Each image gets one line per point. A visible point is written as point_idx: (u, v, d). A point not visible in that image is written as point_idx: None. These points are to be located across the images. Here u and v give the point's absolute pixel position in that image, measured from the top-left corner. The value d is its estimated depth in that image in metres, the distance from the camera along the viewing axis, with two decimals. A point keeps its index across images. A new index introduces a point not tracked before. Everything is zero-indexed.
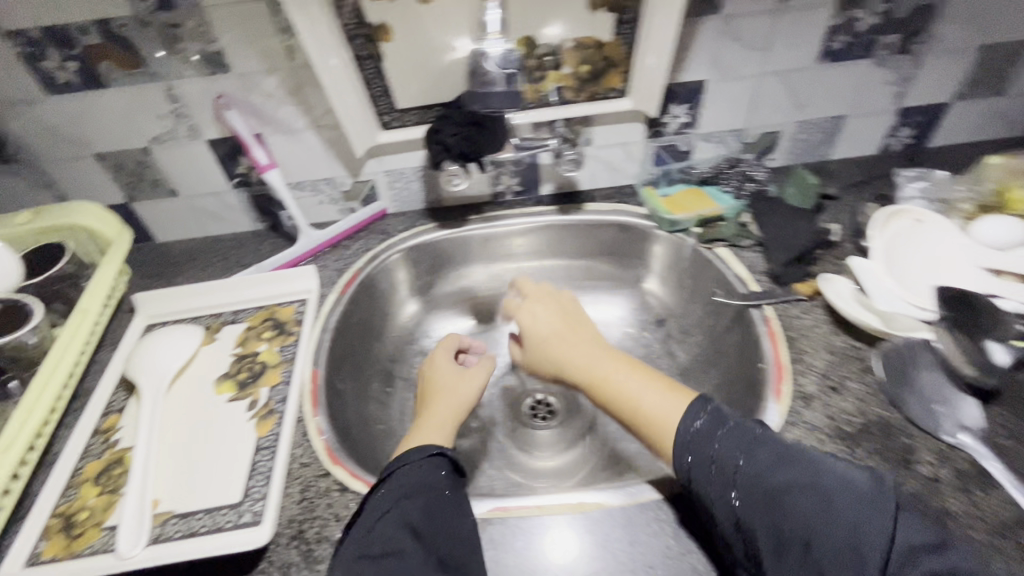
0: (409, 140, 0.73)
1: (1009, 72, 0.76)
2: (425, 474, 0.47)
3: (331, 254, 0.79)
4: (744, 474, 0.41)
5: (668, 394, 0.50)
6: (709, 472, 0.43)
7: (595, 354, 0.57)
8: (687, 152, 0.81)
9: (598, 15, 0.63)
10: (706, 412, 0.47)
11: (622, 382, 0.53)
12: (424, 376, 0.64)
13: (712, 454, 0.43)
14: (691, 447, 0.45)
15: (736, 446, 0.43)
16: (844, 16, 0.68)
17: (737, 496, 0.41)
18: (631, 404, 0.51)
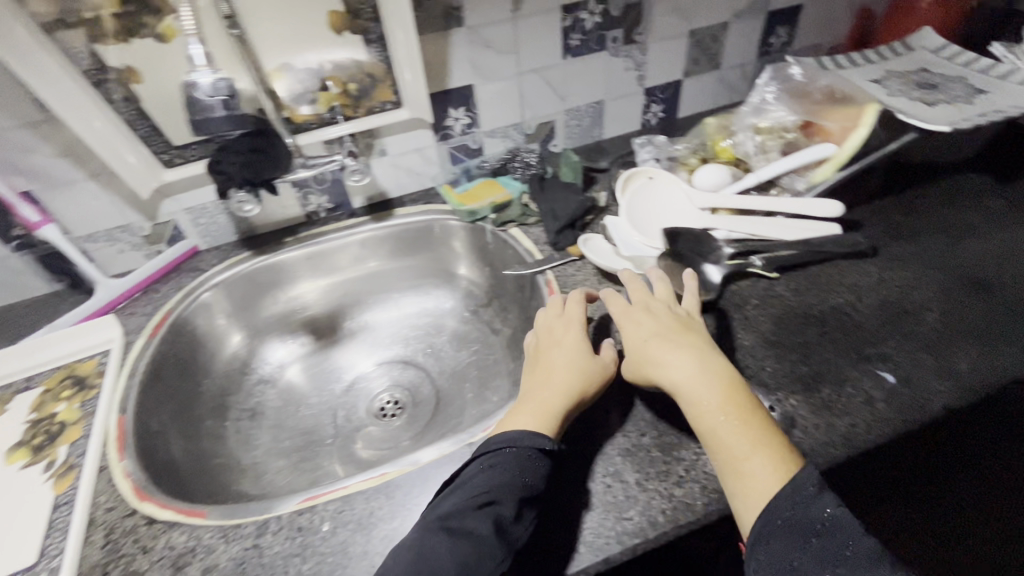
0: (195, 175, 0.74)
1: (718, 50, 0.94)
2: (514, 464, 0.47)
3: (141, 302, 0.78)
4: None
5: (775, 456, 0.44)
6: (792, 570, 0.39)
7: (707, 383, 0.49)
8: (479, 149, 0.91)
9: (346, 38, 0.69)
10: (805, 486, 0.42)
11: (720, 426, 0.46)
12: (560, 343, 0.58)
13: (793, 527, 0.41)
14: (775, 513, 0.41)
15: (831, 534, 0.40)
16: (570, 18, 0.80)
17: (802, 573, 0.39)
18: (730, 452, 0.45)
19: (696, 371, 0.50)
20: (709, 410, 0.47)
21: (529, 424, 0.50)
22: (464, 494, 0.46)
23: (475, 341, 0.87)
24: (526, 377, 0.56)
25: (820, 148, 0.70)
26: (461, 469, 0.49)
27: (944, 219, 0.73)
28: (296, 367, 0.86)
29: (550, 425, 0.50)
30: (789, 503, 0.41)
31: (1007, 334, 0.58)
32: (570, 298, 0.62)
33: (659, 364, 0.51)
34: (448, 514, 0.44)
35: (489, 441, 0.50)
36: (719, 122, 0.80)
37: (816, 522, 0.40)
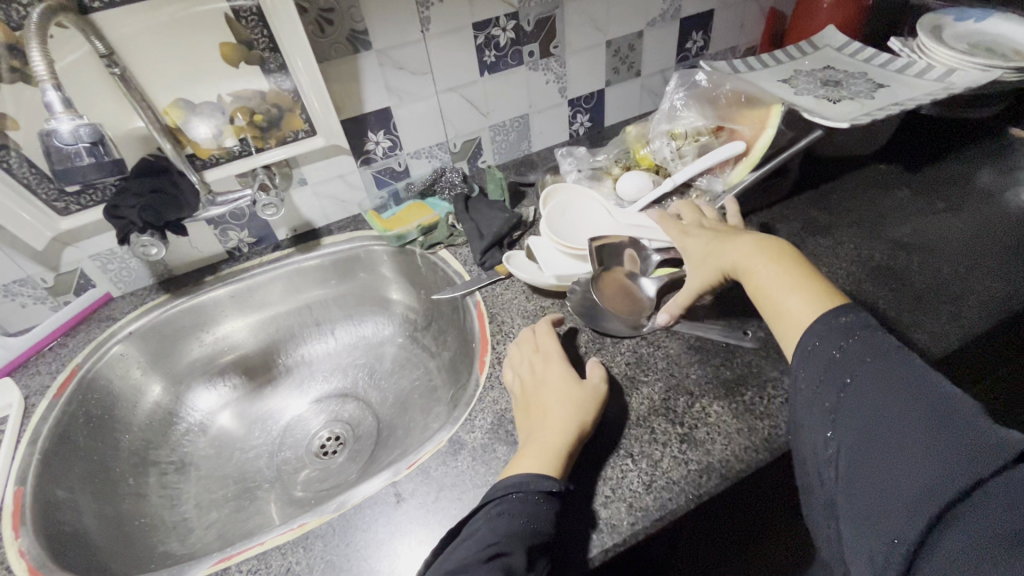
0: (94, 221, 0.70)
1: (637, 57, 0.95)
2: (519, 510, 0.44)
3: (47, 358, 0.73)
4: (847, 394, 0.39)
5: (816, 296, 0.46)
6: (815, 384, 0.41)
7: (752, 250, 0.52)
8: (405, 171, 0.89)
9: (244, 69, 0.67)
10: (855, 331, 0.41)
11: (763, 277, 0.50)
12: (540, 383, 0.56)
13: (834, 364, 0.40)
14: (815, 353, 0.42)
15: (871, 373, 0.38)
16: (483, 35, 0.80)
17: (842, 413, 0.39)
18: (772, 297, 0.48)
19: (737, 247, 0.53)
20: (755, 269, 0.51)
21: (534, 466, 0.47)
22: (471, 546, 0.42)
23: (415, 367, 0.85)
24: (521, 423, 0.54)
25: (731, 146, 0.71)
26: (466, 521, 0.45)
27: (857, 211, 0.75)
28: (227, 412, 0.82)
29: (556, 461, 0.48)
30: (835, 347, 0.41)
31: (916, 321, 0.60)
32: (539, 336, 0.61)
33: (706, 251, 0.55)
34: (456, 568, 0.40)
35: (493, 489, 0.47)
36: (638, 130, 0.81)
37: (862, 364, 0.39)
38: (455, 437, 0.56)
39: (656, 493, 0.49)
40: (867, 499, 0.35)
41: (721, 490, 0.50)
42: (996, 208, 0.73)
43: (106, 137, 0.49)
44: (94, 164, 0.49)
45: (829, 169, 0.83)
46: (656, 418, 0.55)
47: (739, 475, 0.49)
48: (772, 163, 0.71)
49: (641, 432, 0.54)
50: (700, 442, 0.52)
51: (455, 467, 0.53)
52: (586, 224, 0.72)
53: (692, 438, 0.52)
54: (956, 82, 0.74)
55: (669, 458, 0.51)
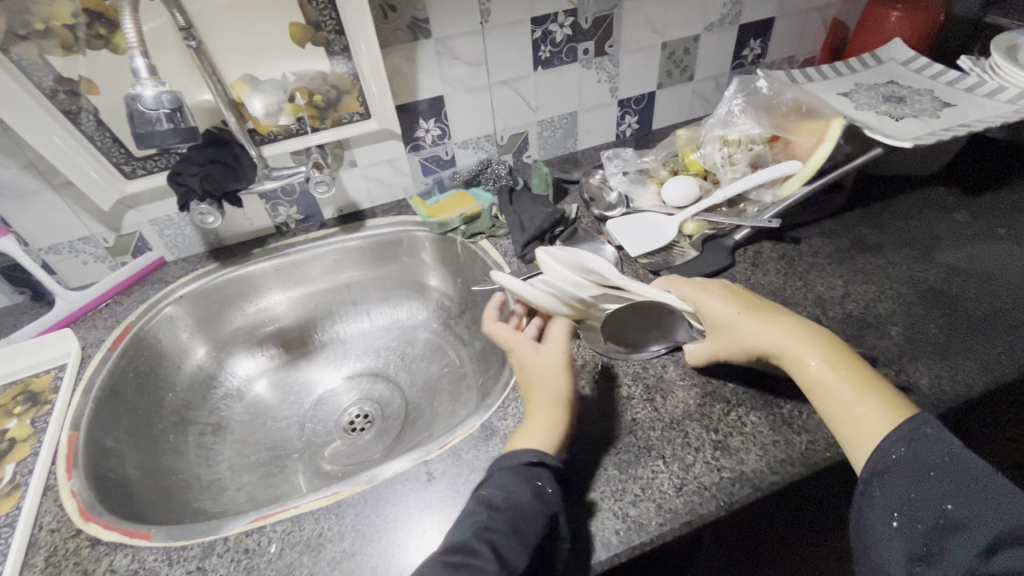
0: (156, 187, 0.73)
1: (691, 62, 0.94)
2: (516, 485, 0.45)
3: (103, 315, 0.77)
4: (950, 518, 0.37)
5: (881, 403, 0.44)
6: (908, 505, 0.39)
7: (802, 338, 0.49)
8: (451, 160, 0.90)
9: (309, 50, 0.69)
10: (936, 446, 0.40)
11: (821, 373, 0.47)
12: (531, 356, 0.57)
13: (926, 484, 0.38)
14: (902, 471, 0.40)
15: (971, 497, 0.36)
16: (539, 30, 0.80)
17: (941, 540, 0.36)
18: (835, 399, 0.46)
19: (785, 331, 0.50)
20: (810, 363, 0.48)
21: (523, 438, 0.49)
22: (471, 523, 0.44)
23: (446, 354, 0.86)
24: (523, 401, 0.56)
25: (786, 164, 0.71)
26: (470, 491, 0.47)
27: (911, 232, 0.73)
28: (264, 381, 0.85)
29: (545, 435, 0.50)
30: (921, 464, 0.39)
31: (969, 349, 0.58)
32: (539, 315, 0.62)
33: (745, 327, 0.52)
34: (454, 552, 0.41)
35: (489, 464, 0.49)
36: (689, 134, 0.80)
37: (957, 488, 0.37)
38: (488, 423, 0.57)
39: (686, 496, 0.49)
40: None
41: (753, 501, 0.49)
42: None
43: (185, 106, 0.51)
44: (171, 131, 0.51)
45: (885, 187, 0.81)
46: (690, 422, 0.54)
47: (771, 487, 0.49)
48: (827, 177, 0.70)
49: (673, 436, 0.53)
50: (734, 450, 0.52)
51: (486, 451, 0.54)
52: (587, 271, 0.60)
53: (727, 446, 0.52)
54: None
55: (702, 464, 0.51)
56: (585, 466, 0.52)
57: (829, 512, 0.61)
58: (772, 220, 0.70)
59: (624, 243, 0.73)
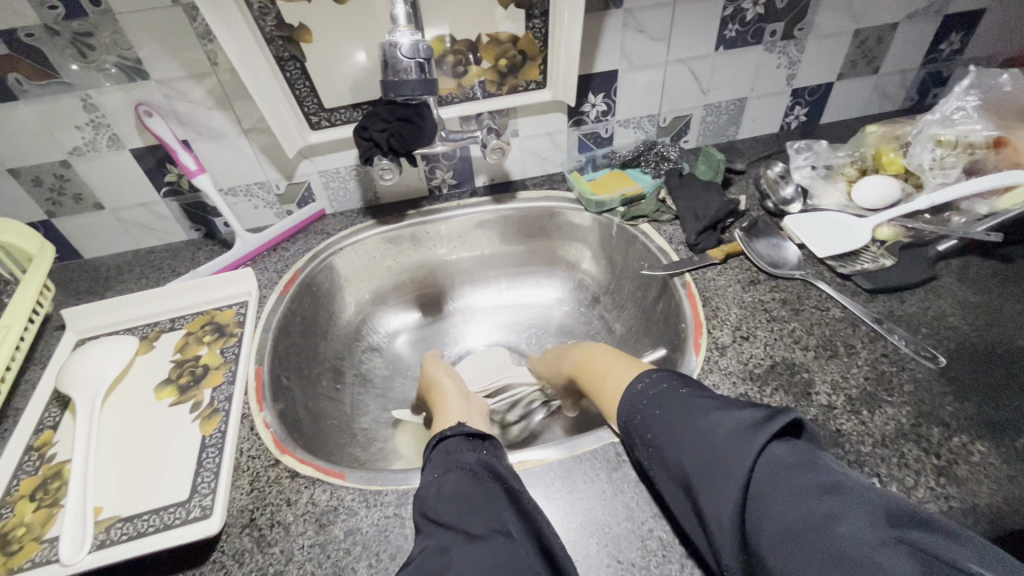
0: (337, 139, 0.75)
1: (881, 52, 0.86)
2: (448, 471, 0.47)
3: (271, 258, 0.80)
4: (657, 422, 0.45)
5: (630, 368, 0.55)
6: (636, 421, 0.48)
7: (586, 350, 0.65)
8: (609, 138, 0.87)
9: (507, 11, 0.68)
10: (663, 383, 0.48)
11: (598, 365, 0.60)
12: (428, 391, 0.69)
13: (646, 405, 0.48)
14: (633, 417, 0.48)
15: (670, 410, 0.45)
16: (732, 8, 0.75)
17: (658, 446, 0.45)
18: (601, 379, 0.58)
19: (581, 350, 0.66)
20: (593, 362, 0.62)
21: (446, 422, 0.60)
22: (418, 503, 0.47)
23: (585, 335, 0.85)
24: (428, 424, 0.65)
25: (1011, 173, 0.64)
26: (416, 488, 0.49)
27: None
28: (404, 339, 0.88)
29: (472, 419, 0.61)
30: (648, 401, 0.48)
31: None
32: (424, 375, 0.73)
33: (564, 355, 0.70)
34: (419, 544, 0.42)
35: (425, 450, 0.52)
36: (885, 131, 0.73)
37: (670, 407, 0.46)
38: None
39: None
40: (702, 499, 0.39)
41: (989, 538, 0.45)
42: None
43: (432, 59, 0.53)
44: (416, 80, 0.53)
45: None
46: (904, 442, 0.50)
47: (1013, 527, 0.44)
48: None
49: (887, 454, 0.49)
50: (962, 479, 0.47)
51: None
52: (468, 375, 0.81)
53: (953, 474, 0.48)
54: None
55: (925, 489, 0.47)
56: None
57: None
58: (988, 233, 0.64)
59: (811, 243, 0.68)
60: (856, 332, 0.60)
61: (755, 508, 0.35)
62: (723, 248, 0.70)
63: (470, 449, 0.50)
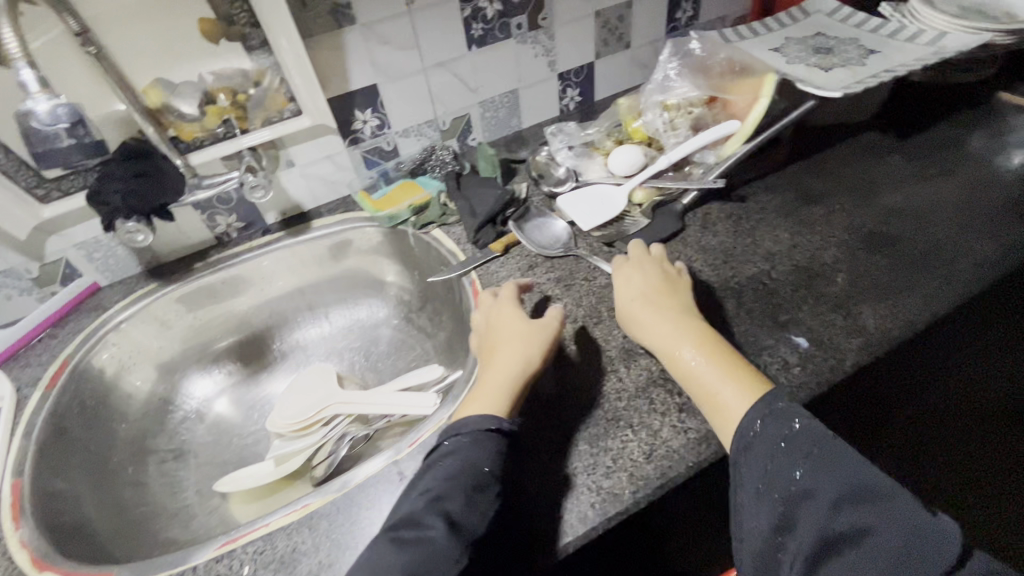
0: (77, 208, 0.68)
1: (626, 28, 0.93)
2: (479, 460, 0.47)
3: (36, 351, 0.72)
4: (799, 486, 0.41)
5: (744, 388, 0.48)
6: (768, 470, 0.43)
7: (670, 332, 0.53)
8: (394, 150, 0.87)
9: (223, 46, 0.65)
10: (795, 433, 0.44)
11: (690, 366, 0.51)
12: (492, 333, 0.57)
13: (779, 456, 0.43)
14: (768, 450, 0.44)
15: (815, 474, 0.41)
16: (469, 8, 0.77)
17: (794, 507, 0.40)
18: (704, 389, 0.50)
19: (667, 325, 0.54)
20: (685, 354, 0.52)
21: (483, 408, 0.50)
22: (416, 495, 0.46)
23: (412, 348, 0.86)
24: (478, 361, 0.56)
25: (725, 125, 0.72)
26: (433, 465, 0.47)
27: (848, 180, 0.75)
28: (224, 398, 0.82)
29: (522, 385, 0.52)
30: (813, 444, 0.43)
31: (910, 288, 0.60)
32: (507, 324, 0.57)
33: (644, 305, 0.56)
34: (405, 518, 0.44)
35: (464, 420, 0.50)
36: (629, 102, 0.79)
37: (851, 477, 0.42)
38: (455, 414, 0.56)
39: (656, 461, 0.50)
40: None
41: (721, 456, 0.50)
42: (989, 172, 0.73)
43: (84, 117, 0.53)
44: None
45: (825, 135, 0.82)
46: (654, 388, 0.55)
47: None
48: (766, 133, 0.70)
49: (640, 403, 0.54)
50: (698, 410, 0.53)
51: None
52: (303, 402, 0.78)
53: (691, 407, 0.53)
54: (948, 46, 0.74)
55: (669, 427, 0.52)
56: (557, 448, 0.52)
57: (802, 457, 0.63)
58: (716, 181, 0.70)
59: (577, 219, 0.72)
60: None
61: None
62: (502, 240, 0.73)
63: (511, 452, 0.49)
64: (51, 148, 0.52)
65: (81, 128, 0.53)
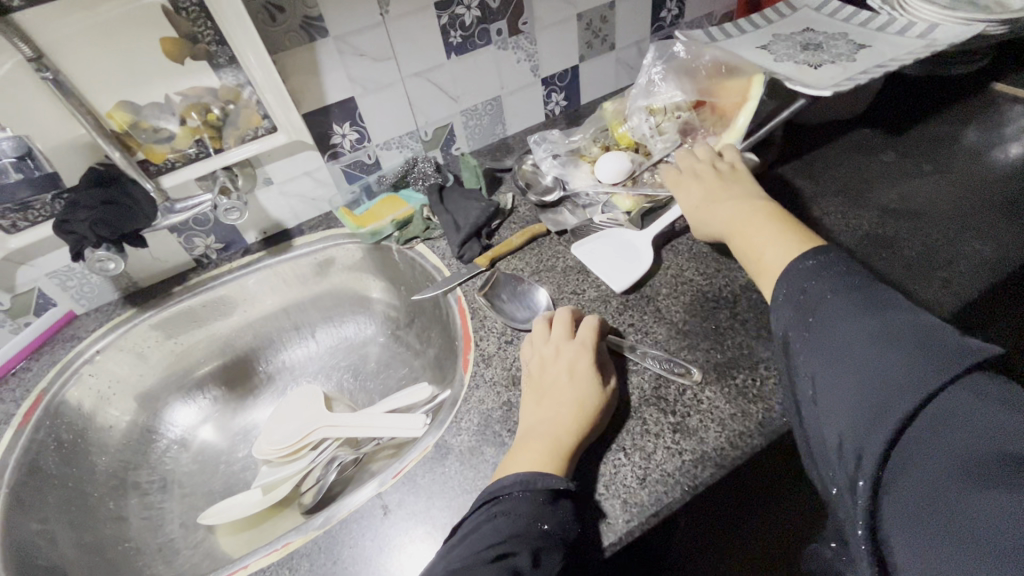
0: (46, 238, 0.66)
1: (610, 30, 0.91)
2: (531, 517, 0.42)
3: (11, 385, 0.70)
4: (814, 334, 0.41)
5: (793, 246, 0.48)
6: (792, 315, 0.43)
7: (738, 214, 0.55)
8: (376, 163, 0.84)
9: (189, 65, 0.63)
10: (818, 282, 0.43)
11: (751, 235, 0.52)
12: (552, 375, 0.53)
13: (801, 306, 0.43)
14: (803, 300, 0.43)
15: (833, 319, 0.40)
16: (446, 16, 0.75)
17: (808, 349, 0.41)
18: (755, 250, 0.51)
19: (736, 208, 0.55)
20: (748, 227, 0.53)
21: (538, 464, 0.46)
22: (472, 544, 0.40)
23: (401, 365, 0.83)
24: (532, 400, 0.53)
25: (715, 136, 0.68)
26: (478, 528, 0.42)
27: (841, 179, 0.73)
28: (208, 425, 0.81)
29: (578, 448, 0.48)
30: (905, 343, 0.35)
31: (908, 292, 0.58)
32: (570, 368, 0.53)
33: (710, 195, 0.58)
34: (460, 567, 0.38)
35: (512, 481, 0.45)
36: (615, 107, 0.77)
37: (965, 383, 0.32)
38: (441, 441, 0.54)
39: (650, 487, 0.48)
40: (837, 423, 0.38)
41: (718, 479, 0.48)
42: (982, 166, 0.71)
43: (32, 151, 0.60)
44: (22, 178, 0.61)
45: (814, 134, 0.80)
46: (647, 408, 0.53)
47: (735, 463, 0.48)
48: (757, 135, 0.68)
49: (633, 424, 0.52)
50: (694, 430, 0.50)
51: (442, 472, 0.52)
52: (287, 426, 0.75)
53: (686, 427, 0.51)
54: (939, 39, 0.72)
55: (663, 450, 0.50)
56: (582, 475, 0.49)
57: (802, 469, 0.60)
58: None
59: (607, 277, 0.64)
60: (608, 307, 0.63)
61: (900, 465, 0.33)
62: (486, 254, 0.71)
63: (567, 510, 0.44)
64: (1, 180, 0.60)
65: (28, 164, 0.60)
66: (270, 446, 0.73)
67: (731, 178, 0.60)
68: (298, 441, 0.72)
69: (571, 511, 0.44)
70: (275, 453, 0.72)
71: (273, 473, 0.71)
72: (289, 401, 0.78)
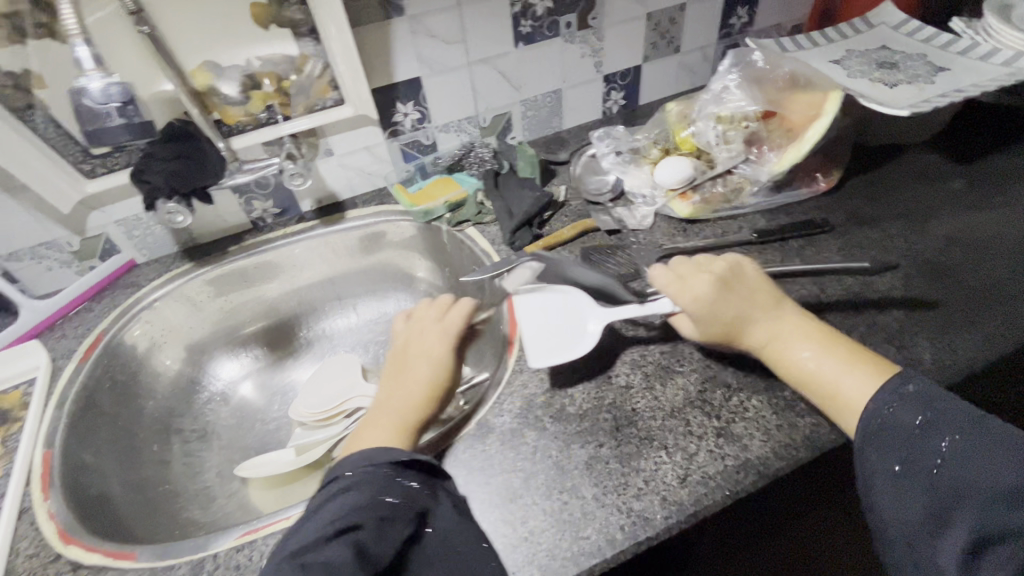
0: (121, 185, 0.69)
1: (677, 32, 0.90)
2: (375, 489, 0.41)
3: (73, 323, 0.74)
4: (941, 474, 0.38)
5: (871, 376, 0.45)
6: (908, 455, 0.40)
7: (796, 335, 0.50)
8: (432, 145, 0.86)
9: (273, 32, 0.65)
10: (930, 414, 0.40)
11: (815, 365, 0.48)
12: (412, 353, 0.58)
13: (916, 444, 0.40)
14: (916, 439, 0.40)
15: (964, 461, 0.37)
16: (519, 5, 0.76)
17: (938, 496, 0.37)
18: (828, 386, 0.47)
19: (789, 329, 0.51)
20: (812, 356, 0.49)
21: (386, 430, 0.50)
22: (323, 519, 0.39)
23: None
24: (388, 373, 0.57)
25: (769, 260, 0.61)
26: (324, 506, 0.40)
27: (905, 204, 0.71)
28: (249, 383, 0.83)
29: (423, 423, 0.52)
30: None
31: (971, 323, 0.56)
32: (422, 349, 0.57)
33: (751, 315, 0.52)
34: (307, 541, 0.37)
35: (347, 461, 0.45)
36: (679, 110, 0.77)
37: None
38: (484, 420, 0.55)
39: (691, 487, 0.47)
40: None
41: (758, 488, 0.48)
42: None
43: (134, 98, 0.62)
44: (124, 124, 0.62)
45: (879, 155, 0.78)
46: (691, 410, 0.53)
47: (777, 472, 0.48)
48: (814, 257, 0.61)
49: (675, 424, 0.52)
50: (737, 437, 0.50)
51: (482, 451, 0.53)
52: (324, 391, 0.76)
53: (729, 433, 0.51)
54: None
55: (705, 453, 0.49)
56: (621, 471, 0.49)
57: (837, 489, 0.60)
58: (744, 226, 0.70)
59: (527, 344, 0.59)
60: None
61: None
62: (537, 243, 0.71)
63: (413, 479, 0.44)
64: (103, 128, 0.61)
65: (130, 112, 0.62)
66: (309, 409, 0.75)
67: (734, 280, 0.54)
68: (335, 406, 0.73)
69: (421, 483, 0.44)
70: (312, 416, 0.74)
71: (307, 435, 0.72)
72: (327, 368, 0.80)
